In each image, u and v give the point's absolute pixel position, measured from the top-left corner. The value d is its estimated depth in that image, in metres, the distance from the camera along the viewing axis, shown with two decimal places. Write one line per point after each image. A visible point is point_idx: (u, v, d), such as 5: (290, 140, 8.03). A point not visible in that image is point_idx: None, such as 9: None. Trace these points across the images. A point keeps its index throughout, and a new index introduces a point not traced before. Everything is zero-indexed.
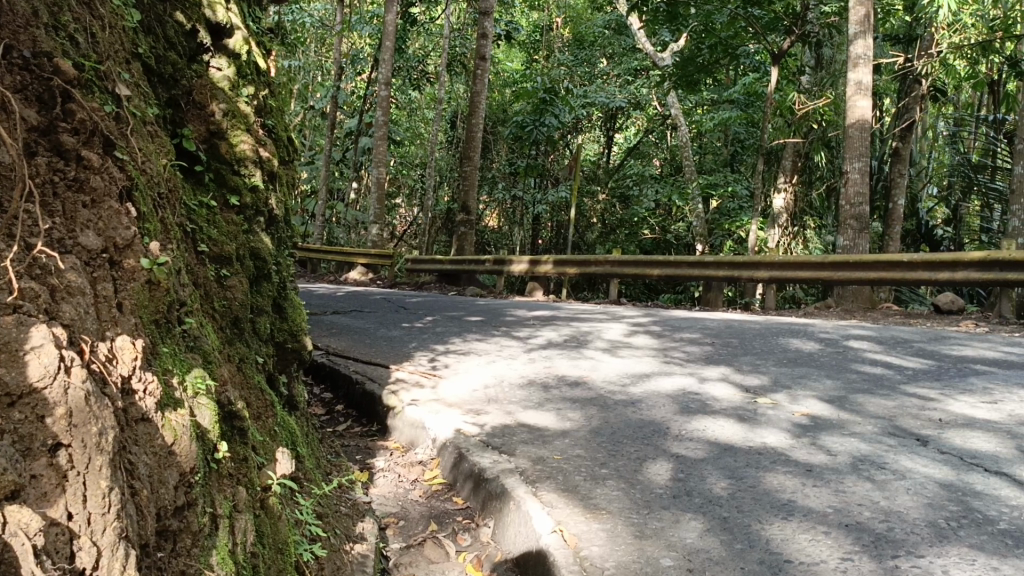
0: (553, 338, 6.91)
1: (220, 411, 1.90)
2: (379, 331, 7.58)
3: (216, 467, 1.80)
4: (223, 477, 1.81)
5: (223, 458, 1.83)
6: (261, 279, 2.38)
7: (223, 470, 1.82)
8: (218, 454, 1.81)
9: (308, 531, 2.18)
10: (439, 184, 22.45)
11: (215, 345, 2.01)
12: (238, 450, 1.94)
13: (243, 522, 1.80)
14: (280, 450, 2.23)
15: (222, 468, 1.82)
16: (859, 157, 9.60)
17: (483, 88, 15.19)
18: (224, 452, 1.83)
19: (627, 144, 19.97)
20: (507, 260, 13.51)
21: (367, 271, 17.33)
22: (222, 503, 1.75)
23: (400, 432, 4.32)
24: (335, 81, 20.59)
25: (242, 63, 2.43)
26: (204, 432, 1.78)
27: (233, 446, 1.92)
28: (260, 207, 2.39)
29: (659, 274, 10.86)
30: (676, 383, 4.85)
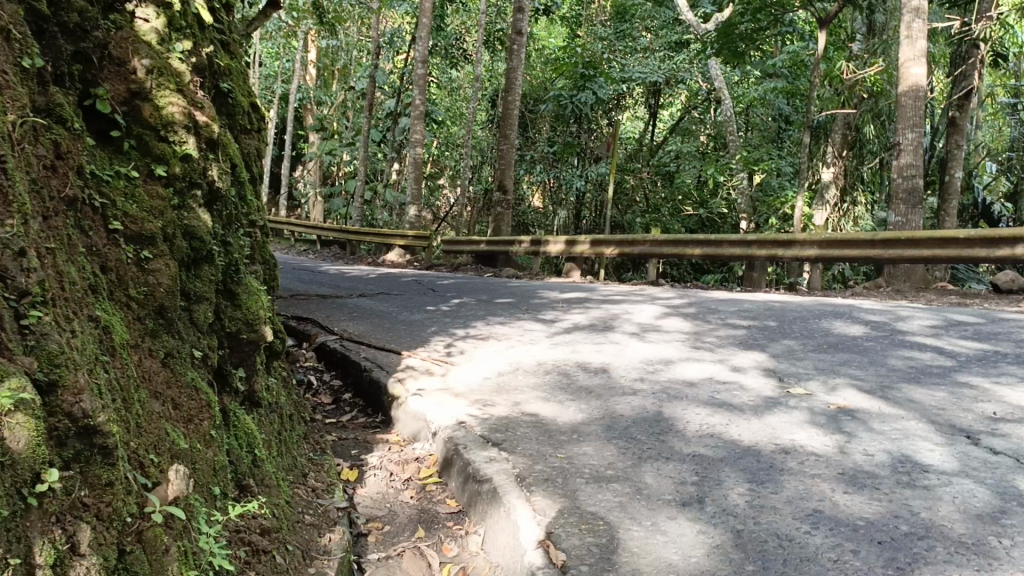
0: (580, 321, 6.56)
1: (65, 428, 1.28)
2: (401, 314, 7.32)
3: (38, 505, 1.18)
4: (50, 516, 1.20)
5: (51, 489, 1.21)
6: (197, 261, 2.08)
7: (50, 507, 1.20)
8: (45, 483, 1.20)
9: (213, 564, 1.64)
10: (480, 164, 22.14)
11: (86, 354, 1.43)
12: (99, 474, 1.34)
13: (79, 570, 1.22)
14: (176, 467, 1.68)
15: (49, 505, 1.20)
16: (913, 127, 8.99)
17: (519, 65, 14.75)
18: (53, 481, 1.21)
19: (671, 121, 19.38)
20: (543, 241, 13.12)
21: (404, 253, 17.11)
22: (44, 548, 1.15)
23: (403, 424, 4.05)
24: (373, 61, 20.32)
25: (174, 14, 2.16)
26: (16, 459, 1.16)
27: (88, 471, 1.31)
28: (198, 178, 2.09)
29: (700, 255, 10.38)
30: (704, 371, 4.47)
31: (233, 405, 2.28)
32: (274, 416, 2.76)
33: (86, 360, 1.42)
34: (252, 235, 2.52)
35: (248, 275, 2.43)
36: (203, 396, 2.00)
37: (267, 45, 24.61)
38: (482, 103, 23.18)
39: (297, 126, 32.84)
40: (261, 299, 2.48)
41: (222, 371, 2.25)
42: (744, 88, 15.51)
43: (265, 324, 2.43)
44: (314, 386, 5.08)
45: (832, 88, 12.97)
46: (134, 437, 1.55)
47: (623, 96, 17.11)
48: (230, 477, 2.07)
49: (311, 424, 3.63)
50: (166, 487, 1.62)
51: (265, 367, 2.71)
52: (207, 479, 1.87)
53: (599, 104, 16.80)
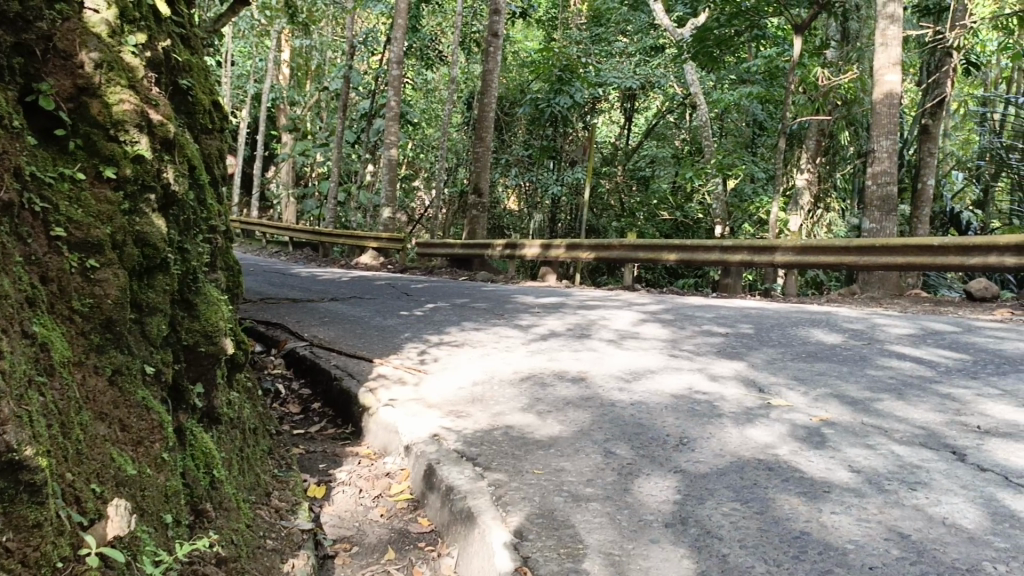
0: (557, 327, 6.45)
1: None
2: (374, 320, 7.16)
3: None
4: None
5: None
6: (151, 269, 1.94)
7: None
8: None
9: None
10: (455, 167, 21.98)
11: (15, 379, 1.30)
12: (23, 516, 1.23)
13: None
14: (117, 500, 1.54)
15: None
16: (887, 134, 9.00)
17: (495, 67, 14.62)
18: None
19: (646, 125, 19.37)
20: (518, 245, 12.99)
21: (378, 256, 16.91)
22: None
23: (373, 437, 3.91)
24: (347, 61, 20.09)
25: (128, 5, 2.02)
26: None
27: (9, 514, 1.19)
28: (151, 180, 1.94)
29: (675, 260, 10.33)
30: (683, 382, 4.38)
31: (190, 424, 2.14)
32: (236, 431, 2.62)
33: (15, 387, 1.29)
34: (213, 241, 2.38)
35: (208, 284, 2.29)
36: (156, 416, 1.86)
37: (240, 44, 24.30)
38: (457, 105, 23.05)
39: (270, 126, 32.47)
40: (221, 309, 2.34)
41: (178, 387, 2.10)
42: (719, 93, 15.51)
43: (227, 337, 2.29)
44: (282, 395, 4.93)
45: (806, 95, 13.02)
46: (69, 468, 1.42)
47: (599, 100, 17.07)
48: (184, 503, 1.93)
49: (276, 437, 3.48)
50: (104, 524, 1.47)
51: (226, 381, 2.57)
52: (157, 507, 1.74)
53: (575, 107, 16.72)
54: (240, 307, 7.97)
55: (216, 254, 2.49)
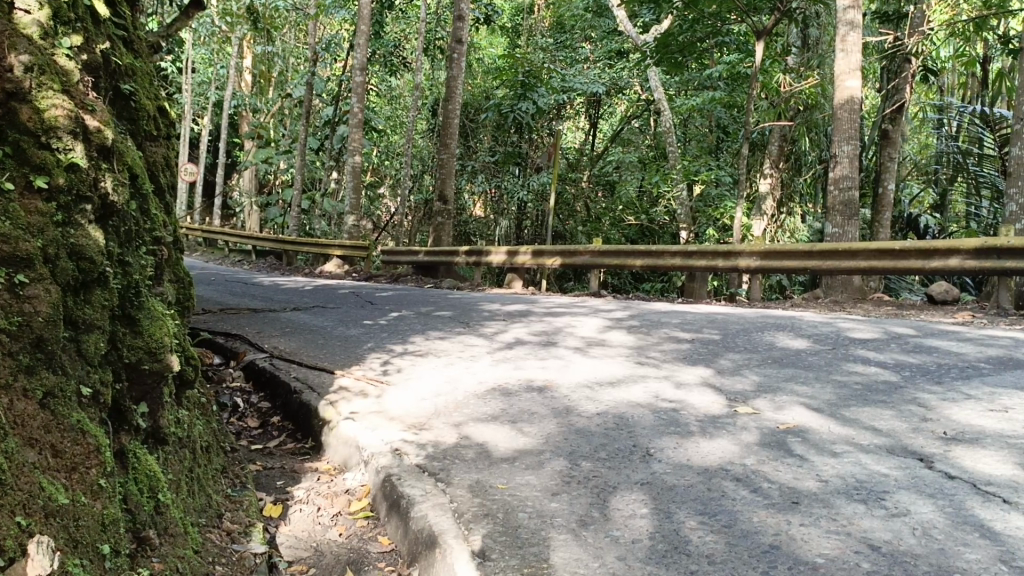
0: (522, 335, 6.38)
1: None
2: (336, 330, 7.04)
3: None
4: None
5: None
6: (85, 285, 1.82)
7: None
8: None
9: None
10: (421, 173, 21.85)
11: None
12: None
13: None
14: (42, 537, 1.43)
15: None
16: (848, 139, 9.07)
17: (460, 73, 14.55)
18: None
19: (611, 131, 19.42)
20: (483, 252, 12.91)
21: (343, 264, 16.72)
22: None
23: (333, 451, 3.81)
24: (310, 66, 19.88)
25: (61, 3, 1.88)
26: None
27: None
28: (87, 191, 1.82)
29: (641, 266, 10.32)
30: (650, 390, 4.33)
31: (132, 446, 2.03)
32: (185, 450, 2.50)
33: None
34: (159, 253, 2.27)
35: (152, 298, 2.17)
36: (93, 440, 1.75)
37: (200, 50, 23.96)
38: (422, 112, 22.95)
39: (233, 133, 32.05)
40: (167, 323, 2.22)
41: (117, 405, 2.00)
42: (682, 98, 15.58)
43: (172, 353, 2.18)
44: (240, 409, 4.80)
45: (768, 100, 13.14)
46: None
47: (563, 105, 17.08)
48: (123, 532, 1.82)
49: (231, 454, 3.37)
50: (24, 564, 1.36)
51: (175, 399, 2.45)
52: (92, 537, 1.64)
53: (541, 113, 16.69)
54: (198, 317, 7.79)
55: (163, 266, 2.37)
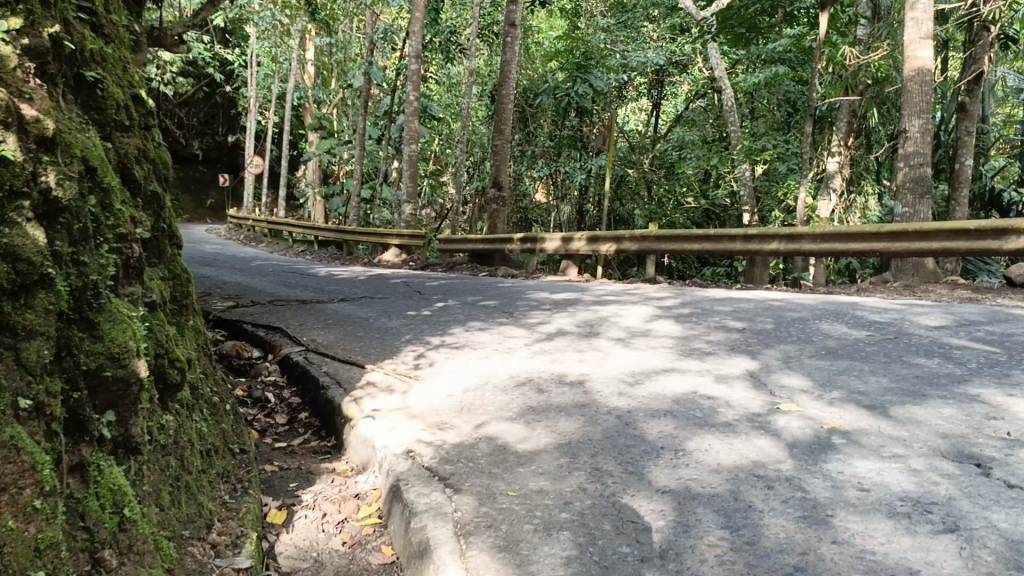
0: (565, 325, 6.16)
1: None
2: (378, 321, 6.93)
3: None
4: None
5: None
6: (25, 288, 1.68)
7: None
8: None
9: None
10: (481, 160, 21.70)
11: None
12: None
13: None
14: None
15: None
16: (919, 113, 8.55)
17: (514, 57, 14.27)
18: None
19: (674, 113, 18.80)
20: (538, 238, 12.68)
21: (401, 253, 16.71)
22: None
23: (352, 450, 3.67)
24: (368, 56, 19.85)
25: None
26: None
27: None
28: (26, 185, 1.67)
29: (699, 251, 9.96)
30: (689, 385, 4.06)
31: (93, 457, 1.91)
32: (171, 456, 2.38)
33: None
34: (127, 251, 2.13)
35: (118, 300, 2.04)
36: (27, 457, 1.61)
37: (262, 43, 24.21)
38: (481, 98, 22.71)
39: (297, 123, 32.34)
40: (135, 325, 2.09)
41: (75, 415, 1.87)
42: (744, 75, 14.96)
43: (139, 357, 2.05)
44: (269, 404, 4.71)
45: (834, 74, 12.49)
46: None
47: (624, 86, 16.36)
48: (70, 555, 1.69)
49: (241, 455, 3.26)
50: None
51: (158, 403, 2.33)
52: (21, 566, 1.49)
53: (599, 95, 16.27)
54: (245, 309, 7.80)
55: (137, 264, 2.25)
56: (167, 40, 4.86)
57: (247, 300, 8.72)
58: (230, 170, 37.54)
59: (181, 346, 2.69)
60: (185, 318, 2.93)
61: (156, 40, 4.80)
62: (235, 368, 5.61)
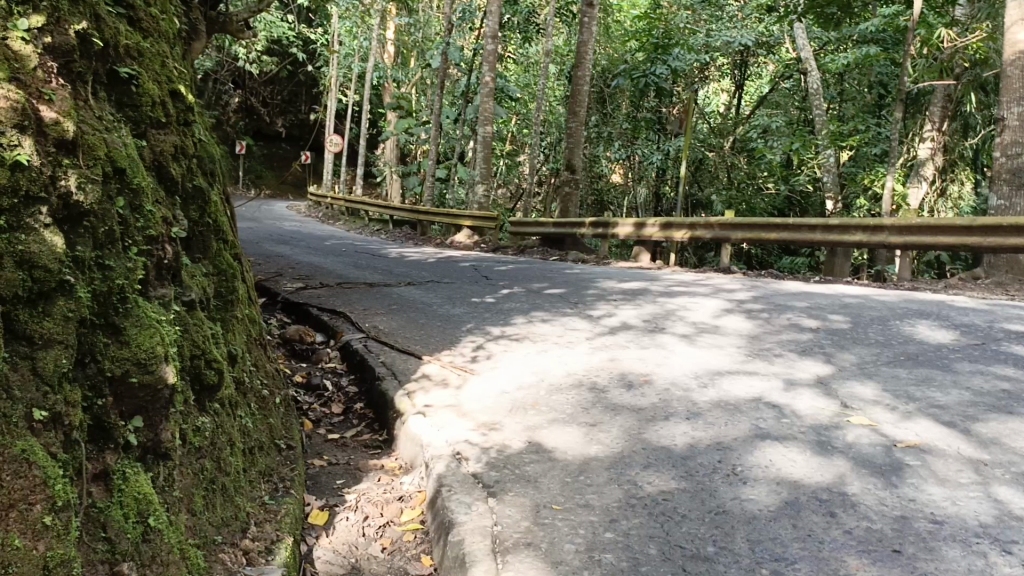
0: (630, 318, 5.97)
1: None
2: (441, 308, 6.86)
3: None
4: None
5: None
6: (43, 296, 1.63)
7: None
8: None
9: None
10: (556, 142, 21.41)
11: None
12: None
13: None
14: None
15: None
16: (1019, 100, 7.99)
17: (591, 38, 13.90)
18: None
19: (759, 94, 18.03)
20: (610, 224, 12.43)
21: (473, 234, 16.64)
22: None
23: (402, 447, 3.61)
24: (445, 36, 19.73)
25: None
26: None
27: None
28: (43, 190, 1.62)
29: (777, 240, 9.57)
30: (755, 388, 3.84)
31: (119, 464, 1.86)
32: (206, 459, 2.34)
33: None
34: (159, 252, 2.09)
35: (147, 303, 2.00)
36: (39, 471, 1.56)
37: (342, 24, 24.34)
38: (558, 78, 22.38)
39: (376, 101, 32.53)
40: (165, 329, 2.04)
41: (99, 422, 1.83)
42: (832, 56, 14.25)
43: (167, 363, 2.00)
44: (326, 393, 4.69)
45: (929, 57, 11.76)
46: None
47: (706, 66, 15.65)
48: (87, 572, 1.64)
49: (288, 451, 3.23)
50: None
51: (193, 405, 2.29)
52: None
53: (679, 76, 15.74)
54: (312, 291, 7.84)
55: (172, 263, 2.20)
56: (231, 26, 4.85)
57: (316, 281, 8.78)
58: (311, 147, 38.11)
59: (223, 344, 2.66)
60: (231, 314, 2.90)
61: (220, 26, 4.80)
62: (298, 353, 5.62)
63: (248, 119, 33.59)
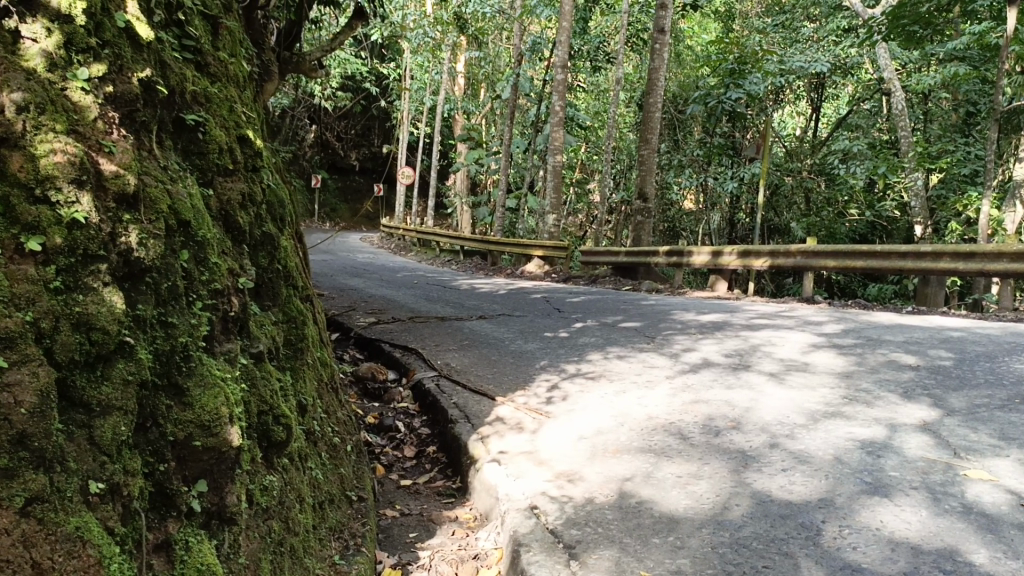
0: (712, 354, 5.70)
1: None
2: (514, 343, 6.69)
3: None
4: None
5: None
6: (101, 359, 1.54)
7: None
8: None
9: None
10: (628, 169, 21.12)
11: None
12: None
13: None
14: None
15: None
16: None
17: (662, 64, 13.60)
18: None
19: (836, 116, 17.47)
20: (685, 252, 12.08)
21: (543, 264, 16.46)
22: None
23: (477, 497, 3.45)
24: (515, 68, 19.68)
25: (80, 26, 1.58)
26: None
27: None
28: (102, 247, 1.53)
29: (864, 268, 9.11)
30: (855, 434, 3.55)
31: (182, 533, 1.75)
32: (274, 519, 2.22)
33: None
34: (224, 305, 1.99)
35: (212, 360, 1.89)
36: (95, 549, 1.43)
37: (413, 59, 24.67)
38: (628, 105, 22.12)
39: (447, 133, 32.85)
40: (231, 387, 1.93)
41: (160, 488, 1.72)
42: (917, 76, 13.58)
43: (232, 424, 1.89)
44: (399, 435, 4.58)
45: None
46: None
47: (782, 90, 15.20)
48: None
49: (359, 503, 3.10)
50: None
51: (260, 462, 2.18)
52: None
53: (754, 101, 15.19)
54: (384, 326, 7.79)
55: (239, 317, 2.11)
56: (304, 66, 4.89)
57: (388, 315, 8.73)
58: (384, 180, 38.76)
59: (293, 395, 2.55)
60: (301, 362, 2.80)
61: (294, 66, 4.85)
62: (370, 392, 5.56)
63: (323, 154, 34.40)
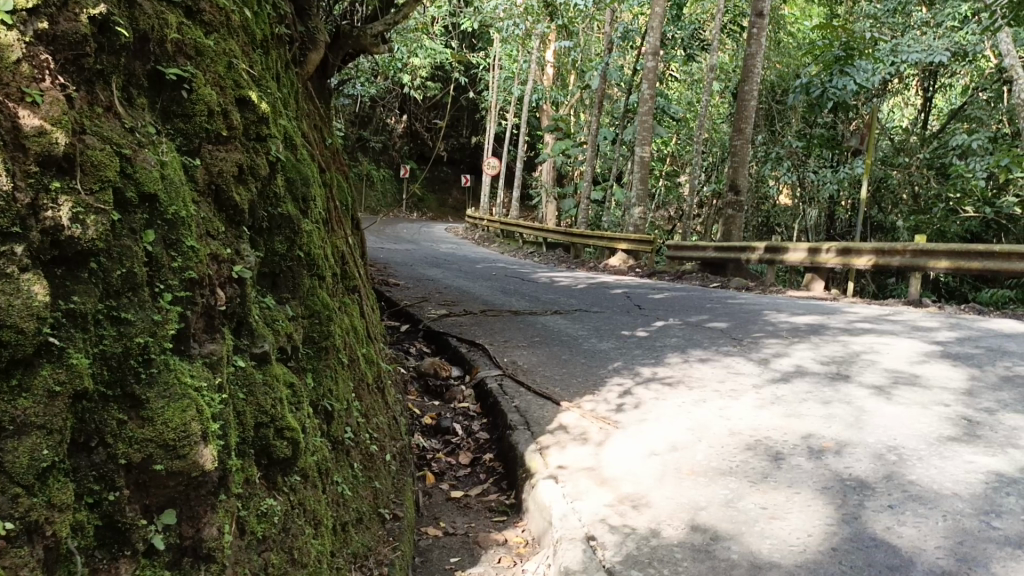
0: (806, 361, 5.14)
1: None
2: (588, 342, 6.27)
3: None
4: None
5: None
6: (17, 364, 1.21)
7: None
8: None
9: None
10: (721, 161, 20.27)
11: None
12: None
13: None
14: None
15: None
16: None
17: (759, 50, 12.79)
18: None
19: (950, 107, 16.13)
20: (779, 248, 11.35)
21: (628, 258, 15.88)
22: None
23: (530, 517, 3.07)
24: (605, 57, 19.03)
25: None
26: None
27: None
28: (18, 223, 1.23)
29: (979, 269, 8.27)
30: (978, 465, 3.00)
31: None
32: (279, 552, 1.85)
33: None
34: (207, 296, 1.67)
35: (184, 365, 1.56)
36: None
37: (503, 48, 24.29)
38: (723, 94, 21.24)
39: (535, 124, 32.44)
40: (209, 397, 1.59)
41: (110, 522, 1.36)
42: None
43: (206, 443, 1.53)
44: (455, 439, 4.24)
45: None
46: None
47: (892, 80, 14.19)
48: None
49: (393, 523, 2.76)
50: None
51: (258, 484, 1.84)
52: None
53: (860, 94, 14.16)
54: (454, 319, 7.50)
55: (231, 311, 1.79)
56: (365, 41, 4.67)
57: (461, 307, 8.46)
58: (472, 170, 38.67)
59: (308, 401, 2.21)
60: (328, 363, 2.49)
61: (354, 40, 4.63)
62: (431, 389, 5.23)
63: (411, 144, 34.53)
